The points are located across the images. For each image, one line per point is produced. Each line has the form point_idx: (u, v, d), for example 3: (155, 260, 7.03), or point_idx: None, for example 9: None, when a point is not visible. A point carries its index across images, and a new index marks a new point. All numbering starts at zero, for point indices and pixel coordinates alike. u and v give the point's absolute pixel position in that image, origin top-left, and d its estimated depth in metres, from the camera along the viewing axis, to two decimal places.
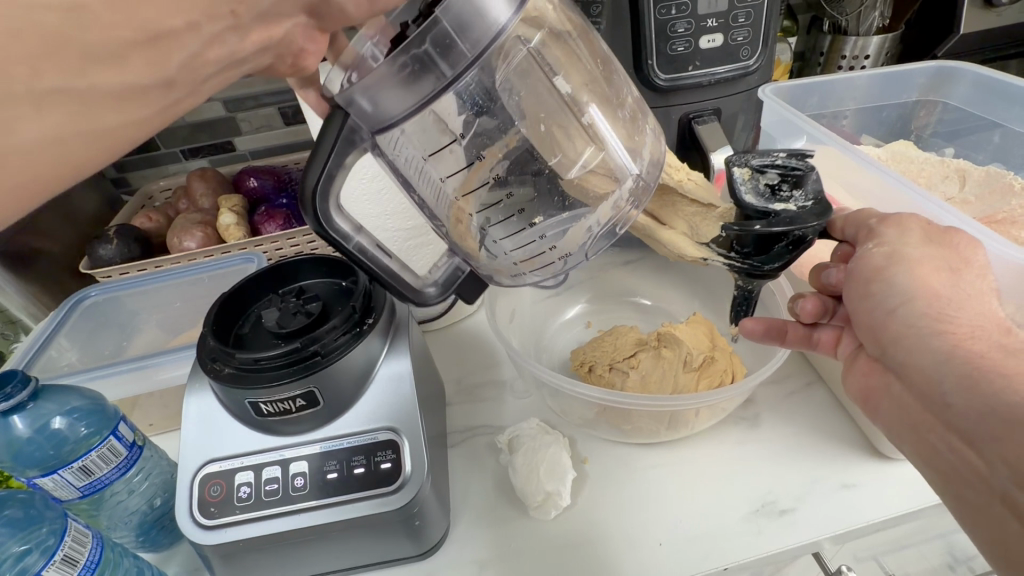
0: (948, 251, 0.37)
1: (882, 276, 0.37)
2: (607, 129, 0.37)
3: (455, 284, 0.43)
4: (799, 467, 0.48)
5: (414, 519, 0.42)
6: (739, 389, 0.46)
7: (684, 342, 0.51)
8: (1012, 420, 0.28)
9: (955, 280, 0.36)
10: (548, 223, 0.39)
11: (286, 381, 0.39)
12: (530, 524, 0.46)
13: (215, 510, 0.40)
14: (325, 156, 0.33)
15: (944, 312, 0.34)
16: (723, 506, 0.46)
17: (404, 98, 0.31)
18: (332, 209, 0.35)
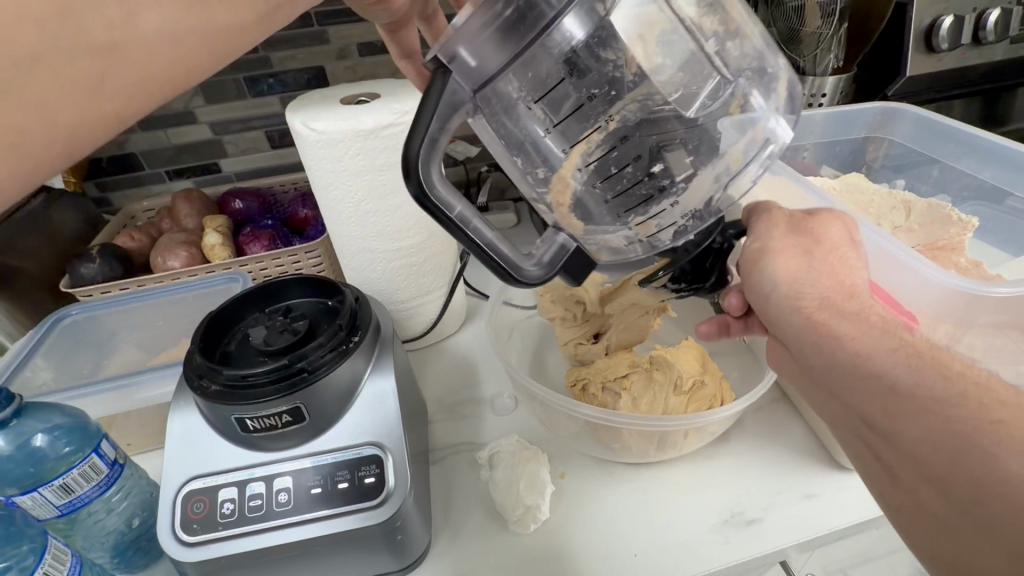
0: (806, 236, 0.39)
1: (758, 265, 0.39)
2: (731, 62, 0.34)
3: (563, 262, 0.37)
4: (765, 479, 0.51)
5: (397, 533, 0.43)
6: (725, 412, 0.48)
7: (676, 363, 0.52)
8: (855, 373, 0.33)
9: (809, 260, 0.38)
10: (669, 173, 0.35)
11: (272, 398, 0.40)
12: (509, 537, 0.48)
13: (197, 527, 0.40)
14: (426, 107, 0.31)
15: (797, 289, 0.37)
16: (693, 518, 0.48)
17: (502, 44, 0.30)
18: (430, 167, 0.33)
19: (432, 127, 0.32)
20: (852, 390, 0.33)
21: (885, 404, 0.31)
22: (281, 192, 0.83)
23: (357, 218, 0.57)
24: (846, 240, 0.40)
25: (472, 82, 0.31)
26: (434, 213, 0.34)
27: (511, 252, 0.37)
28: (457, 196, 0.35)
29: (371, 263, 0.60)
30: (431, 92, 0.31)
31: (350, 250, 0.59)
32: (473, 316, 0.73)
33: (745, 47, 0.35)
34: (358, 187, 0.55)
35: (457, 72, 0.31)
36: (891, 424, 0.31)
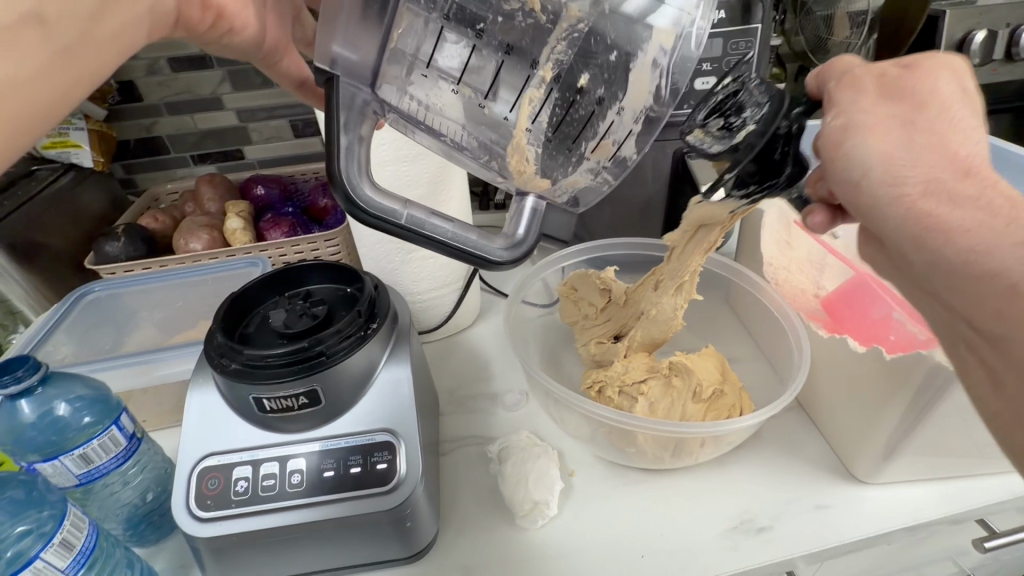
0: (905, 101, 0.32)
1: (844, 149, 0.32)
2: None
3: (538, 226, 0.38)
4: (777, 488, 0.50)
5: (405, 520, 0.43)
6: (744, 423, 0.47)
7: (694, 371, 0.51)
8: (965, 271, 0.29)
9: (911, 133, 0.31)
10: (598, 76, 0.35)
11: (291, 379, 0.41)
12: (516, 531, 0.48)
13: (211, 503, 0.41)
14: (333, 126, 0.32)
15: (899, 174, 0.31)
16: (702, 523, 0.48)
17: (369, 28, 0.30)
18: (357, 182, 0.33)
19: (346, 143, 0.33)
20: (960, 290, 0.30)
21: (998, 306, 0.28)
22: (302, 182, 0.84)
23: None
24: (954, 97, 0.33)
25: (362, 80, 0.32)
26: (387, 225, 0.34)
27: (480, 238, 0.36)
28: (400, 205, 0.34)
29: (392, 253, 0.61)
30: (332, 109, 0.32)
31: (370, 239, 0.60)
32: (488, 312, 0.74)
33: None
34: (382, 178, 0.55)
35: (342, 80, 0.32)
36: (1005, 331, 0.28)
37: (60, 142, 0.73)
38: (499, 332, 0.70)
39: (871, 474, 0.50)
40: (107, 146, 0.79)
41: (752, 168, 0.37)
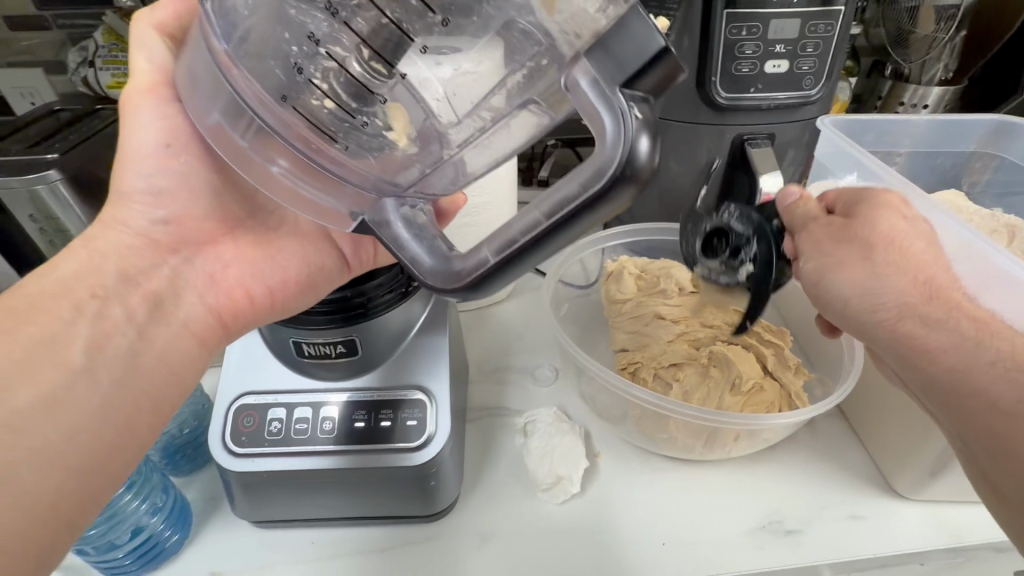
0: (858, 241, 0.38)
1: (823, 287, 0.39)
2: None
3: (613, 86, 0.24)
4: (810, 493, 0.49)
5: (429, 479, 0.43)
6: (786, 419, 0.45)
7: (735, 363, 0.50)
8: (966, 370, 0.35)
9: (872, 267, 0.37)
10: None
11: (330, 325, 0.41)
12: (537, 504, 0.47)
13: (245, 439, 0.42)
14: (395, 245, 0.33)
15: (874, 302, 0.37)
16: (728, 519, 0.46)
17: (327, 185, 0.33)
18: (438, 272, 0.31)
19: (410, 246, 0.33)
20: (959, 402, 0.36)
21: (993, 423, 0.34)
22: None
23: None
24: (898, 223, 0.38)
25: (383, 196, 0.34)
26: (484, 277, 0.29)
27: (579, 188, 0.26)
28: (484, 251, 0.30)
29: None
30: (382, 238, 0.34)
31: None
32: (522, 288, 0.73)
33: None
34: None
35: (367, 208, 0.34)
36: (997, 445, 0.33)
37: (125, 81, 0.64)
38: (532, 309, 0.69)
39: (913, 490, 0.48)
40: None
41: (763, 253, 0.41)
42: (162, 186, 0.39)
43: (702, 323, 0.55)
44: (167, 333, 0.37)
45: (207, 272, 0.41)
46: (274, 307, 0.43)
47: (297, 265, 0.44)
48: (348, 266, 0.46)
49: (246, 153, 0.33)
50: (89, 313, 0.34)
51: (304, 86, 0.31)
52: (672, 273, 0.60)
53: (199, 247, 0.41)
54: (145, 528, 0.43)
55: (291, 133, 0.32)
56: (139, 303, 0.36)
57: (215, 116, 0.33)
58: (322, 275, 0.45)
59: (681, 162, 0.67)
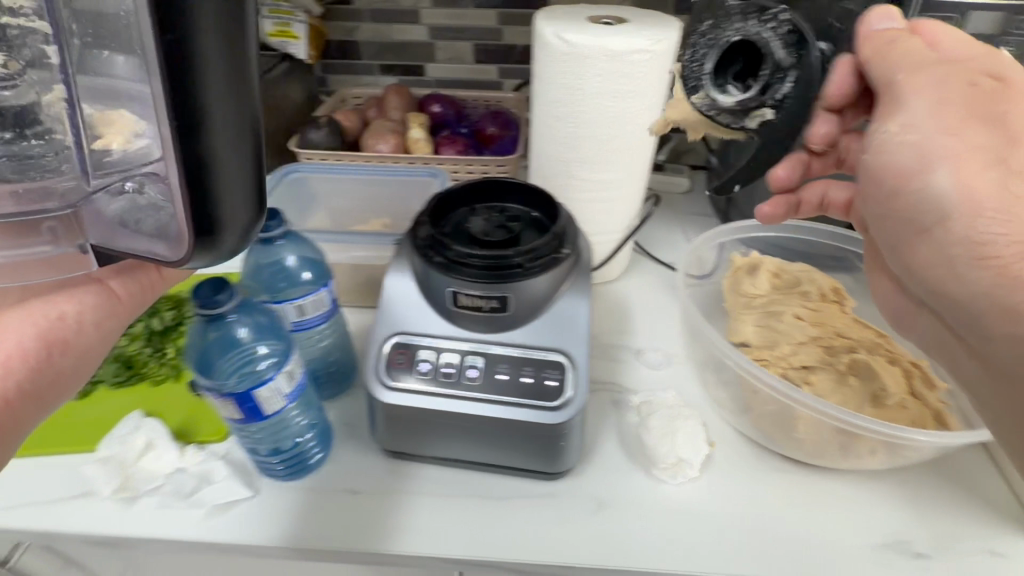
0: (998, 130, 0.34)
1: (919, 179, 0.35)
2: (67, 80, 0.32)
3: None
4: (944, 520, 0.46)
5: (560, 439, 0.45)
6: (932, 439, 0.43)
7: (881, 375, 0.48)
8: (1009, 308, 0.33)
9: (1006, 177, 0.33)
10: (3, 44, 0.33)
11: (493, 280, 0.43)
12: (652, 481, 0.48)
13: (398, 375, 0.45)
14: (129, 244, 0.34)
15: (986, 224, 0.33)
16: (851, 530, 0.45)
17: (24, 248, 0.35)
18: (172, 246, 0.32)
19: (150, 246, 0.33)
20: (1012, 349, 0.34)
21: None
22: (472, 105, 0.86)
23: (572, 140, 0.58)
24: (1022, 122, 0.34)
25: (88, 207, 0.34)
26: (191, 203, 0.29)
27: (151, 22, 0.23)
28: (172, 190, 0.29)
29: (572, 188, 0.62)
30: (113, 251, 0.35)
31: (552, 171, 0.61)
32: (633, 270, 0.73)
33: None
34: (581, 109, 0.55)
35: (86, 224, 0.35)
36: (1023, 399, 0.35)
37: (283, 31, 0.79)
38: (646, 291, 0.69)
39: None
40: (319, 42, 0.85)
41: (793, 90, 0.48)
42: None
43: (837, 332, 0.54)
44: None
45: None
46: (26, 395, 0.38)
47: (26, 328, 0.40)
48: (106, 285, 0.42)
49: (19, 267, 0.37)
50: None
51: (65, 155, 0.34)
52: (810, 278, 0.60)
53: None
54: (242, 345, 0.41)
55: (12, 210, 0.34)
56: None
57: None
58: (75, 327, 0.41)
59: None
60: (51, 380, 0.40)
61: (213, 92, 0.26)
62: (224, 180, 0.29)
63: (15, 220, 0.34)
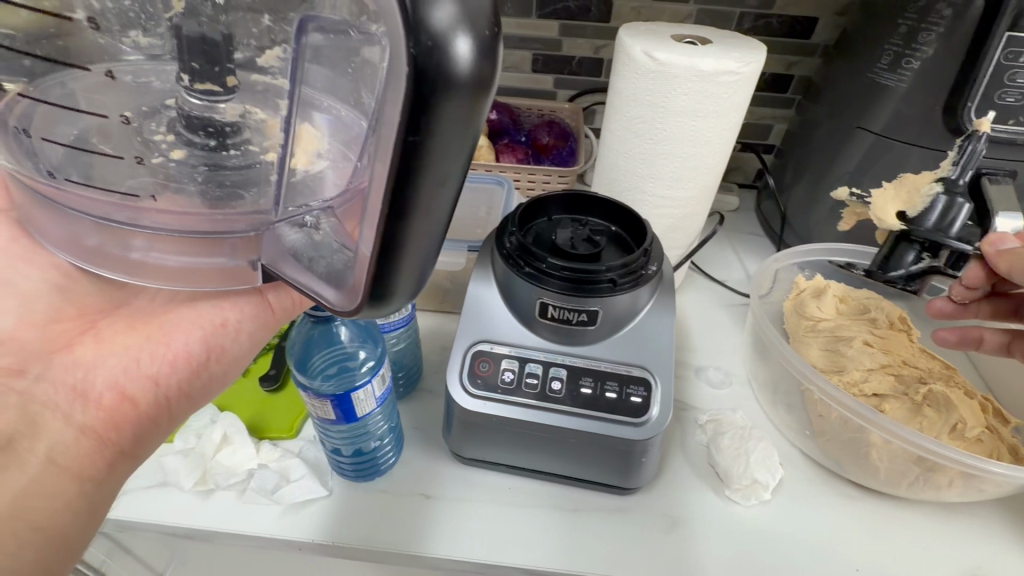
0: None
1: None
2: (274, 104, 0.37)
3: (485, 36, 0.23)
4: (1019, 557, 0.46)
5: (640, 455, 0.45)
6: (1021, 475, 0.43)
7: (958, 407, 0.48)
8: None
9: None
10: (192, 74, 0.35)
11: (585, 293, 0.44)
12: (725, 501, 0.48)
13: (480, 382, 0.45)
14: (296, 278, 0.34)
15: None
16: (928, 562, 0.45)
17: (179, 251, 0.37)
18: (339, 294, 0.31)
19: (316, 266, 0.33)
20: None
21: None
22: (528, 114, 0.86)
23: (648, 156, 0.58)
24: None
25: (268, 233, 0.35)
26: (373, 268, 0.28)
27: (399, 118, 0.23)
28: (361, 257, 0.29)
29: (638, 203, 0.61)
30: (279, 275, 0.35)
31: (622, 185, 0.61)
32: (687, 285, 0.72)
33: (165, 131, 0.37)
34: (661, 125, 0.56)
35: (264, 246, 0.35)
36: None
37: None
38: (700, 307, 0.69)
39: None
40: None
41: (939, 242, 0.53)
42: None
43: (906, 361, 0.54)
44: (26, 474, 0.33)
45: (70, 383, 0.38)
46: (183, 394, 0.40)
47: (194, 330, 0.42)
48: (263, 296, 0.44)
49: (152, 263, 0.37)
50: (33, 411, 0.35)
51: (150, 147, 0.37)
52: (878, 305, 0.60)
53: (55, 356, 0.39)
54: (341, 345, 0.44)
55: (204, 227, 0.35)
56: (77, 396, 0.37)
57: (136, 244, 0.37)
58: (232, 335, 0.43)
59: None
60: (205, 381, 0.42)
61: (434, 166, 0.25)
62: (410, 255, 0.28)
63: (199, 236, 0.36)
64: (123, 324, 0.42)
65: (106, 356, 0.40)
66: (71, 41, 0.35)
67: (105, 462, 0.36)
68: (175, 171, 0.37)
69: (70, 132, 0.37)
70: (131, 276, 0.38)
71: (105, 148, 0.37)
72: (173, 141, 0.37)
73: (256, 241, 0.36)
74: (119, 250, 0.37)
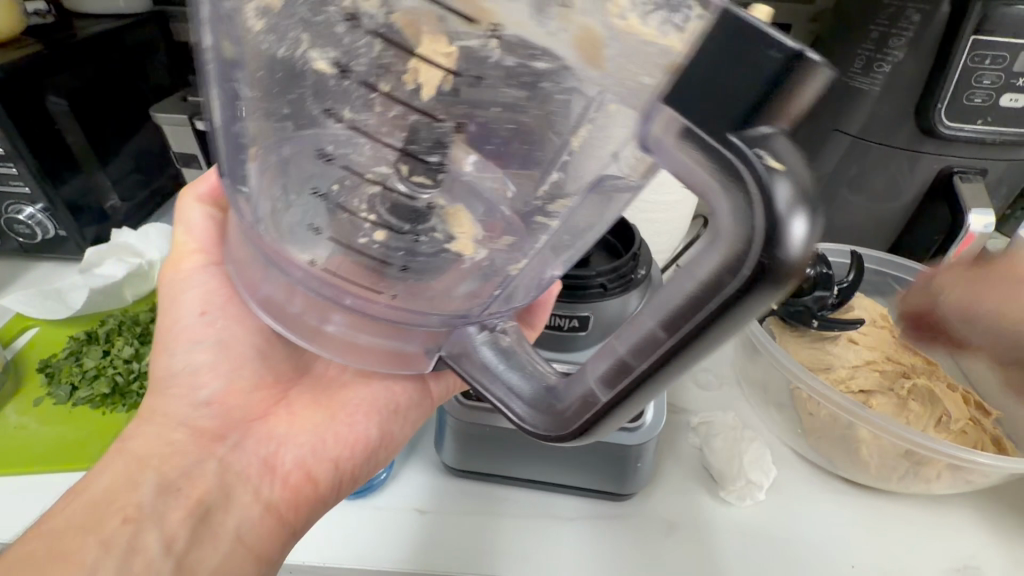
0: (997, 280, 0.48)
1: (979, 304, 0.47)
2: (463, 202, 0.34)
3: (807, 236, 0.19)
4: (1008, 544, 0.47)
5: (635, 460, 0.45)
6: (1006, 464, 0.43)
7: (942, 401, 0.50)
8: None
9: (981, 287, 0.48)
10: (407, 157, 0.32)
11: (577, 300, 0.44)
12: (721, 503, 0.48)
13: (472, 393, 0.45)
14: (490, 387, 0.33)
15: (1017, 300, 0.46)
16: (920, 554, 0.46)
17: (380, 334, 0.37)
18: (537, 417, 0.31)
19: (517, 392, 0.32)
20: None
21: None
22: None
23: None
24: None
25: (459, 329, 0.35)
26: (599, 416, 0.28)
27: (712, 299, 0.21)
28: (579, 396, 0.29)
29: None
30: (461, 370, 0.34)
31: None
32: None
33: (354, 200, 0.34)
34: None
35: (450, 341, 0.35)
36: None
37: None
38: None
39: None
40: None
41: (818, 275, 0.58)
42: (201, 359, 0.44)
43: (889, 357, 0.54)
44: (219, 553, 0.36)
45: (263, 455, 0.41)
46: (353, 480, 0.43)
47: (371, 413, 0.44)
48: (426, 385, 0.45)
49: (349, 341, 0.38)
50: (217, 475, 0.39)
51: (354, 220, 0.34)
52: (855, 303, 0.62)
53: (253, 425, 0.42)
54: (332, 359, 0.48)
55: (387, 316, 0.35)
56: (256, 469, 0.40)
57: (334, 321, 0.37)
58: (399, 421, 0.45)
59: (871, 187, 0.65)
60: (373, 464, 0.44)
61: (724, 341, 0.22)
62: (629, 412, 0.27)
63: (396, 325, 0.36)
64: (307, 399, 0.45)
65: (289, 434, 0.42)
66: (309, 119, 0.32)
67: (279, 543, 0.38)
68: (379, 253, 0.34)
69: (274, 190, 0.35)
70: (308, 342, 0.38)
71: (320, 226, 0.34)
72: (376, 220, 0.34)
73: (446, 339, 0.35)
74: (315, 323, 0.37)
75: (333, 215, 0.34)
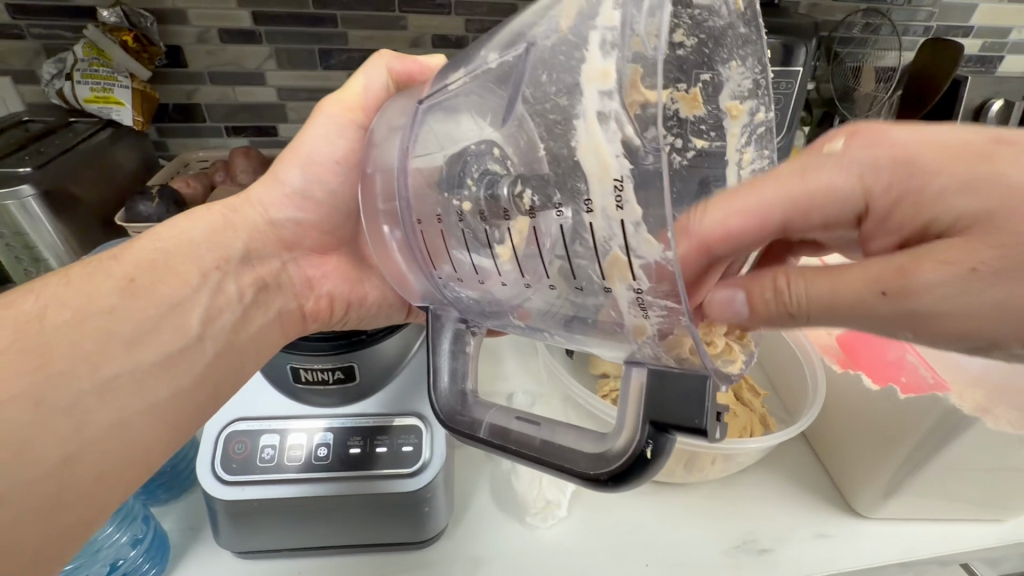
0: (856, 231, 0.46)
1: None
2: (535, 228, 0.29)
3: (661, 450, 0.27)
4: (782, 512, 0.52)
5: (423, 505, 0.43)
6: (758, 444, 0.48)
7: None
8: None
9: None
10: (540, 192, 0.28)
11: (335, 352, 0.43)
12: (527, 529, 0.48)
13: (237, 467, 0.42)
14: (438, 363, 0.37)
15: None
16: (705, 539, 0.49)
17: (416, 276, 0.37)
18: (445, 401, 0.37)
19: (442, 383, 0.37)
20: None
21: None
22: None
23: None
24: None
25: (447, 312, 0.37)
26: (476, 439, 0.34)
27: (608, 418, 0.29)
28: (478, 419, 0.35)
29: None
30: (431, 330, 0.38)
31: None
32: None
33: (462, 187, 0.33)
34: None
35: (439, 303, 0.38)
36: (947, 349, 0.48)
37: (103, 97, 0.71)
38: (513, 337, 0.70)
39: (871, 509, 0.51)
40: (150, 105, 0.74)
41: None
42: (314, 194, 0.43)
43: None
44: (262, 321, 0.40)
45: (307, 277, 0.45)
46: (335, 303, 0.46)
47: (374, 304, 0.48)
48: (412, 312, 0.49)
49: (390, 261, 0.38)
50: (265, 217, 0.42)
51: (464, 176, 0.33)
52: None
53: (302, 232, 0.44)
54: None
55: (417, 254, 0.35)
56: (295, 281, 0.44)
57: (397, 234, 0.36)
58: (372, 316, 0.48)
59: None
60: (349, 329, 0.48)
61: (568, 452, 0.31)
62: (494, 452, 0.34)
63: (410, 256, 0.36)
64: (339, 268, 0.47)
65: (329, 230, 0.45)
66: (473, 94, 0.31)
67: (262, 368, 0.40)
68: (457, 219, 0.33)
69: (440, 109, 0.33)
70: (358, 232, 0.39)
71: (427, 164, 0.34)
72: (470, 198, 0.33)
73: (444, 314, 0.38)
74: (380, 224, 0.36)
75: (448, 175, 0.33)
